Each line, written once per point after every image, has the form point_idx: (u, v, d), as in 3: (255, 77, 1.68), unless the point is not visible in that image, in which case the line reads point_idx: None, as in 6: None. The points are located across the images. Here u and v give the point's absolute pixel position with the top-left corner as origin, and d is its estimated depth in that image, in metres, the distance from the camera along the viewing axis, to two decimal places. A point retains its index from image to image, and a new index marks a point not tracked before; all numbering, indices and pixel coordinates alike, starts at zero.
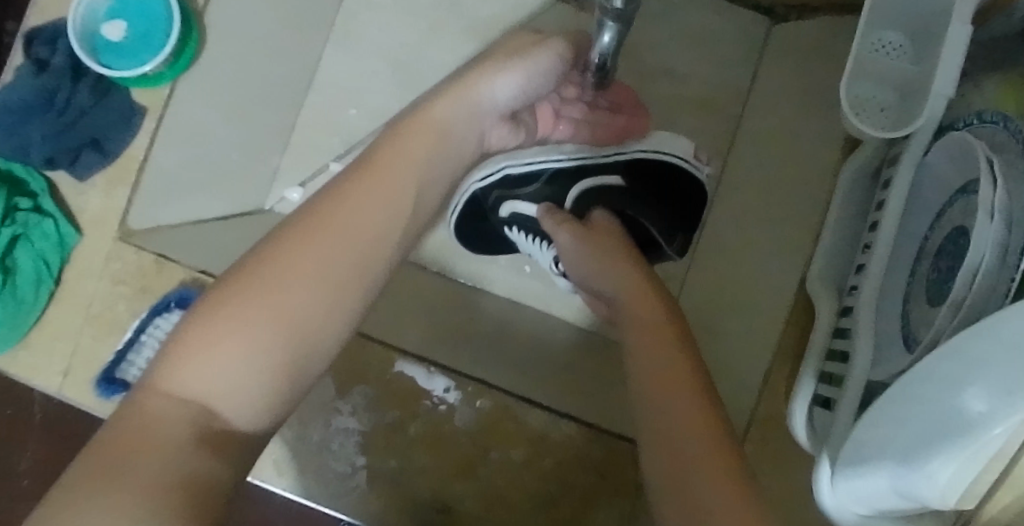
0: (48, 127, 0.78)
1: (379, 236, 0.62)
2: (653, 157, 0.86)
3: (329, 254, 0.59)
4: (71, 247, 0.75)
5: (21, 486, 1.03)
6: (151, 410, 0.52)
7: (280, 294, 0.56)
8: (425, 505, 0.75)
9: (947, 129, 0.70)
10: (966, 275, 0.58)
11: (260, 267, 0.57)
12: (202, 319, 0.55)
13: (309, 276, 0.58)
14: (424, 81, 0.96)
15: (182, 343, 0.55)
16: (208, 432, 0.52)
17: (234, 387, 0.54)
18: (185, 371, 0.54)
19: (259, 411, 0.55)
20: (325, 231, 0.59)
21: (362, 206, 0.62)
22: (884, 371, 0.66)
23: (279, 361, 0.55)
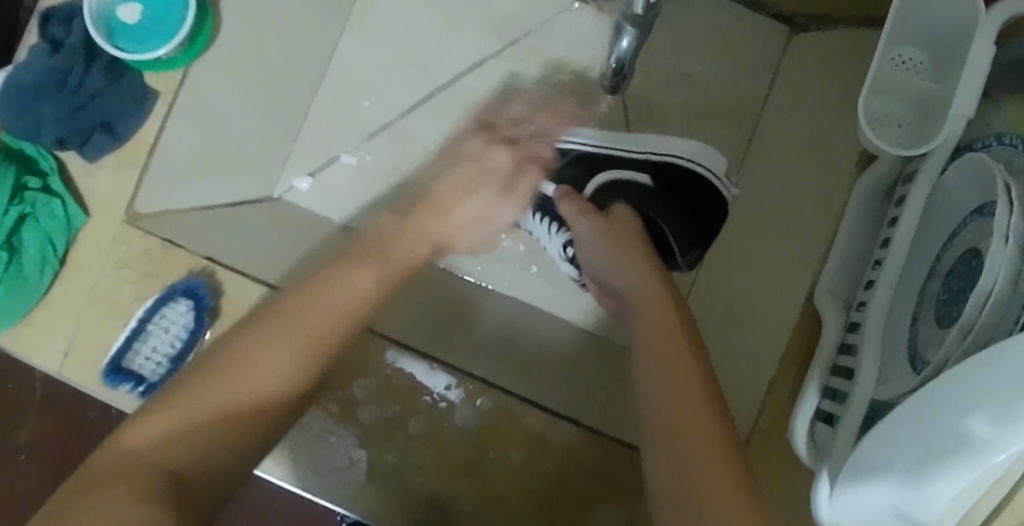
0: (60, 107, 0.76)
1: (350, 322, 0.65)
2: (687, 165, 0.88)
3: (298, 337, 0.61)
4: (77, 228, 0.75)
5: (18, 462, 1.03)
6: (118, 459, 0.54)
7: (250, 370, 0.59)
8: (422, 502, 0.75)
9: (965, 149, 0.69)
10: (977, 299, 0.57)
11: (236, 345, 0.60)
12: (180, 386, 0.57)
13: (279, 355, 0.60)
14: (440, 76, 0.95)
15: (151, 406, 0.57)
16: (171, 486, 0.54)
17: (197, 449, 0.56)
18: (149, 427, 0.55)
19: (218, 470, 0.56)
20: (299, 316, 0.62)
21: (333, 298, 0.65)
22: (888, 390, 0.65)
23: (242, 433, 0.57)
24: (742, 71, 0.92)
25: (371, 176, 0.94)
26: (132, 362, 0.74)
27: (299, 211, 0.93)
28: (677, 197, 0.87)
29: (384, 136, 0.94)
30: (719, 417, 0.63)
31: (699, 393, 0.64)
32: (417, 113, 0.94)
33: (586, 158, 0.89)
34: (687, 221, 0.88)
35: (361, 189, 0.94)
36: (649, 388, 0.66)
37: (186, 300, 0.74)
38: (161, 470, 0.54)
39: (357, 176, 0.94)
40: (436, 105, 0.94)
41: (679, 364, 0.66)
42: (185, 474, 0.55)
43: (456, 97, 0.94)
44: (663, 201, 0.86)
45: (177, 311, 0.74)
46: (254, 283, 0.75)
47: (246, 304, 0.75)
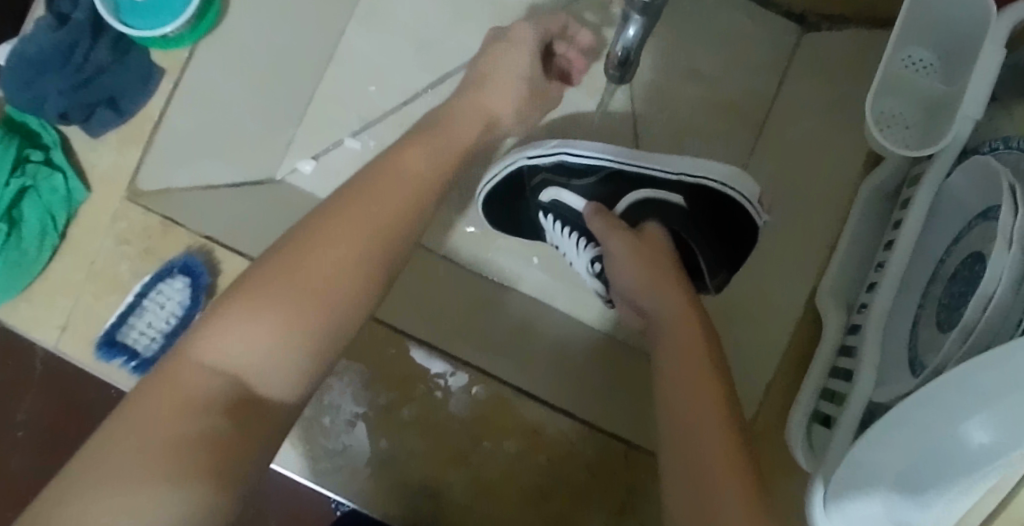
0: (65, 81, 0.76)
1: (408, 217, 0.66)
2: (720, 188, 0.82)
3: (363, 230, 0.63)
4: (78, 203, 0.75)
5: (15, 438, 1.03)
6: (183, 372, 0.56)
7: (307, 272, 0.60)
8: (415, 489, 0.74)
9: (971, 153, 0.68)
10: (979, 301, 0.56)
11: (303, 244, 0.61)
12: (239, 298, 0.59)
13: (339, 250, 0.62)
14: (447, 63, 0.94)
15: (219, 314, 0.58)
16: (236, 394, 0.56)
17: (264, 356, 0.57)
18: (217, 337, 0.57)
19: (287, 380, 0.58)
20: (360, 208, 0.64)
21: (386, 193, 0.66)
22: (886, 392, 0.64)
23: (309, 336, 0.59)
24: (751, 68, 0.91)
25: (375, 161, 0.93)
26: (126, 337, 0.73)
27: (301, 194, 0.92)
28: (711, 220, 0.82)
29: (389, 122, 0.94)
30: (730, 424, 0.62)
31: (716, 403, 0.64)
32: (423, 100, 0.94)
33: (611, 175, 0.86)
34: (722, 244, 0.82)
35: None
36: (666, 389, 0.66)
37: (183, 278, 0.74)
38: (226, 376, 0.56)
39: (362, 161, 0.93)
40: (443, 92, 0.94)
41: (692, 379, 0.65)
42: (252, 383, 0.57)
43: (463, 84, 0.94)
44: (694, 218, 0.81)
45: (173, 287, 0.74)
46: (252, 263, 0.75)
47: None
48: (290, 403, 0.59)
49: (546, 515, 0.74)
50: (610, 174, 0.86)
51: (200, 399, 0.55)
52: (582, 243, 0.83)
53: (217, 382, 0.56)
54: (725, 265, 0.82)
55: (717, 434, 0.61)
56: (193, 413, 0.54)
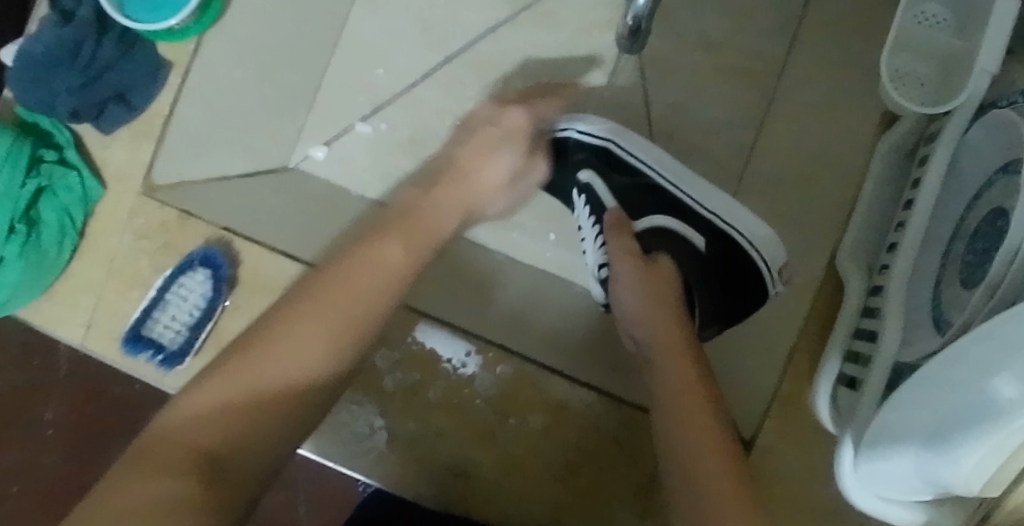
0: (73, 79, 0.76)
1: (376, 301, 0.60)
2: (747, 251, 0.78)
3: (331, 325, 0.58)
4: (95, 201, 0.77)
5: (45, 435, 1.04)
6: (151, 454, 0.53)
7: (270, 365, 0.56)
8: (443, 470, 0.76)
9: (989, 107, 0.67)
10: (1003, 259, 0.56)
11: (278, 329, 0.57)
12: (208, 383, 0.55)
13: (306, 336, 0.57)
14: (452, 44, 0.89)
15: (185, 396, 0.55)
16: (202, 468, 0.53)
17: (231, 443, 0.54)
18: (185, 421, 0.54)
19: (255, 468, 0.55)
20: (330, 306, 0.59)
21: (362, 278, 0.61)
22: (912, 351, 0.64)
23: (280, 428, 0.56)
24: (762, 29, 0.87)
25: (388, 145, 0.89)
26: (151, 330, 0.75)
27: (314, 182, 0.89)
28: (724, 273, 0.79)
29: (399, 104, 0.89)
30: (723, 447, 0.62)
31: (693, 407, 0.65)
32: (431, 81, 0.89)
33: (647, 185, 0.82)
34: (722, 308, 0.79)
35: (377, 159, 0.89)
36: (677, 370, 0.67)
37: (203, 269, 0.75)
38: (197, 452, 0.53)
39: (372, 145, 0.89)
40: (449, 73, 0.89)
41: (687, 378, 0.67)
42: (222, 464, 0.54)
43: (471, 63, 0.89)
44: (705, 269, 0.80)
45: (195, 280, 0.75)
46: (271, 253, 0.76)
47: (264, 274, 0.75)
48: (261, 477, 0.55)
49: (574, 489, 0.75)
50: (645, 184, 0.82)
51: (167, 478, 0.52)
52: (598, 239, 0.81)
53: (192, 454, 0.53)
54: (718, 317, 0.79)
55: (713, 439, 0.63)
56: (167, 478, 0.52)
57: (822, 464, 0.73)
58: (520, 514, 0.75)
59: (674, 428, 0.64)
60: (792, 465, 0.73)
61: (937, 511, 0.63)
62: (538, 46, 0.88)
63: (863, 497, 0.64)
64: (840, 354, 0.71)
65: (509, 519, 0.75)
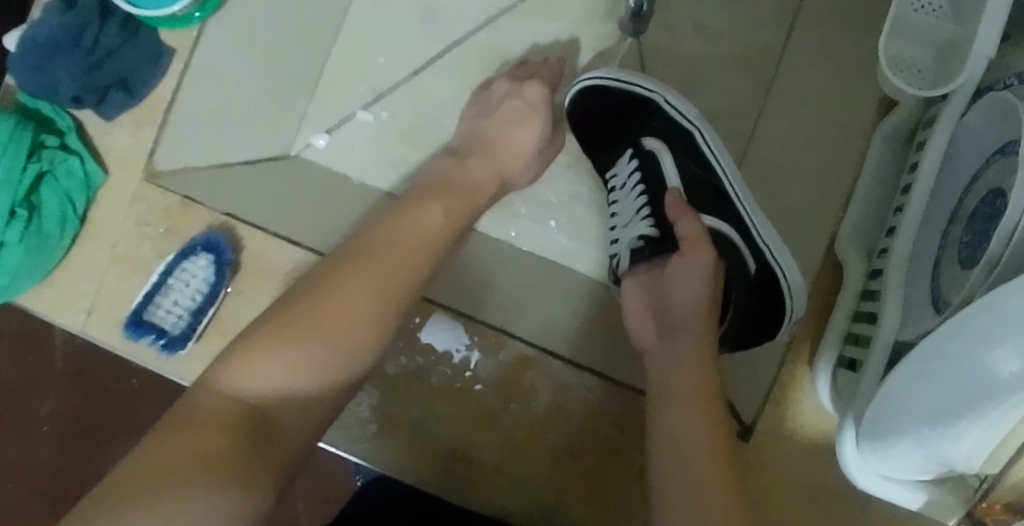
0: (76, 64, 0.76)
1: (421, 257, 0.67)
2: (784, 294, 0.75)
3: (380, 279, 0.64)
4: (97, 187, 0.77)
5: (41, 432, 1.02)
6: (207, 402, 0.58)
7: (325, 320, 0.61)
8: (445, 455, 0.76)
9: (985, 91, 0.68)
10: (1002, 233, 0.56)
11: (336, 286, 0.63)
12: (269, 332, 0.60)
13: (359, 293, 0.63)
14: (454, 33, 0.89)
15: (245, 342, 0.60)
16: (254, 421, 0.58)
17: (280, 391, 0.59)
18: (247, 369, 0.59)
19: (303, 417, 0.60)
20: (371, 267, 0.64)
21: (403, 241, 0.67)
22: (912, 330, 0.65)
23: (324, 379, 0.60)
24: (759, 20, 0.88)
25: (389, 133, 0.89)
26: (154, 315, 0.75)
27: (317, 170, 0.89)
28: (761, 302, 0.77)
29: (400, 94, 0.89)
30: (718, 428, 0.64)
31: (705, 398, 0.66)
32: (431, 71, 0.89)
33: (713, 187, 0.81)
34: (746, 322, 0.78)
35: (380, 147, 0.89)
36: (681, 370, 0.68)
37: (206, 254, 0.75)
38: (245, 407, 0.58)
39: (373, 134, 0.89)
40: (449, 62, 0.89)
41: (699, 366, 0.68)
42: (269, 413, 0.59)
43: (472, 53, 0.89)
44: (750, 293, 0.78)
45: (197, 265, 0.75)
46: (274, 238, 0.76)
47: (266, 259, 0.75)
48: (308, 428, 0.60)
49: (576, 473, 0.75)
50: (705, 181, 0.81)
51: (220, 425, 0.57)
52: (643, 213, 0.80)
53: (237, 410, 0.58)
54: (732, 335, 0.79)
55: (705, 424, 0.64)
56: (212, 434, 0.56)
57: (822, 446, 0.73)
58: (521, 499, 0.75)
59: (663, 402, 0.67)
60: (791, 447, 0.74)
61: (936, 489, 0.65)
62: (538, 35, 0.88)
63: (863, 478, 0.64)
64: (840, 337, 0.71)
65: (511, 505, 0.75)
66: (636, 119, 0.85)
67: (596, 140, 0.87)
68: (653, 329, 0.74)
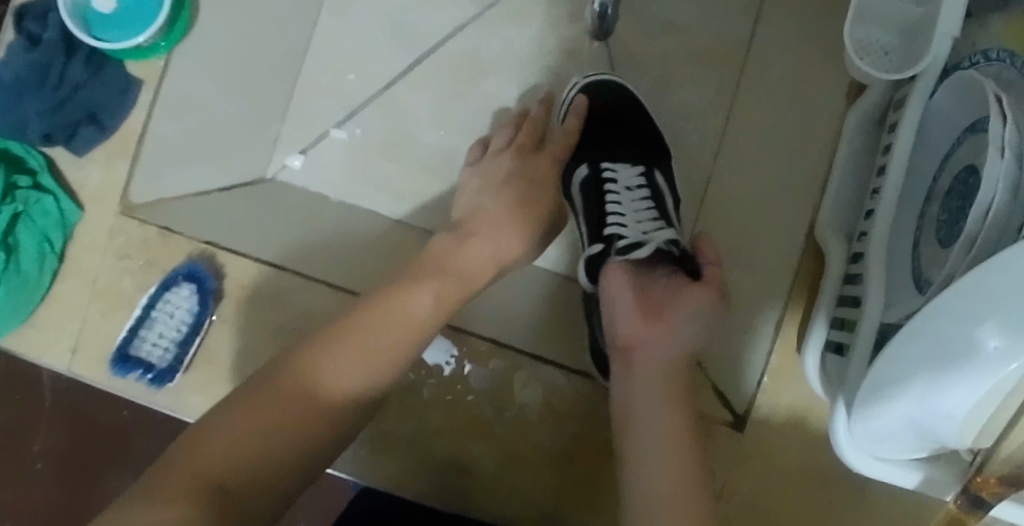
0: (43, 103, 0.77)
1: (416, 336, 0.63)
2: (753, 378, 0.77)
3: (372, 357, 0.60)
4: (72, 223, 0.77)
5: (34, 471, 0.99)
6: (169, 471, 0.53)
7: (303, 392, 0.57)
8: (442, 467, 0.76)
9: (952, 70, 0.69)
10: (978, 211, 0.56)
11: (328, 351, 0.60)
12: (241, 405, 0.56)
13: (344, 369, 0.59)
14: (421, 44, 0.87)
15: (222, 411, 0.56)
16: (211, 496, 0.52)
17: (244, 464, 0.54)
18: (222, 435, 0.55)
19: (262, 498, 0.55)
20: (369, 334, 0.61)
21: (395, 315, 0.63)
22: (897, 311, 0.65)
23: (297, 449, 0.56)
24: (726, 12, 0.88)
25: (364, 150, 0.87)
26: (139, 349, 0.75)
27: (298, 194, 0.86)
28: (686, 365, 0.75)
29: (373, 109, 0.87)
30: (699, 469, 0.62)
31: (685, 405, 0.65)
32: (404, 83, 0.87)
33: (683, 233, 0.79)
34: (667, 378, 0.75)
35: (356, 164, 0.86)
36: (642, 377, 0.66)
37: (187, 284, 0.76)
38: (207, 480, 0.53)
39: (348, 151, 0.87)
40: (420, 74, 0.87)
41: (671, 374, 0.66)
42: (225, 485, 0.53)
43: (440, 65, 0.87)
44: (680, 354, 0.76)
45: (180, 296, 0.75)
46: (258, 265, 0.77)
47: (255, 286, 0.76)
48: (264, 510, 0.55)
49: (573, 477, 0.75)
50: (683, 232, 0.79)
51: (174, 503, 0.52)
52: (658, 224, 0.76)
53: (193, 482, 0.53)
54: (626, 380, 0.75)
55: (670, 418, 0.63)
56: (166, 508, 0.51)
57: (815, 429, 0.75)
58: (522, 507, 0.75)
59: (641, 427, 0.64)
60: (783, 431, 0.76)
61: (931, 467, 0.65)
62: (509, 41, 0.87)
63: (857, 458, 0.65)
64: (827, 322, 0.72)
65: (511, 515, 0.75)
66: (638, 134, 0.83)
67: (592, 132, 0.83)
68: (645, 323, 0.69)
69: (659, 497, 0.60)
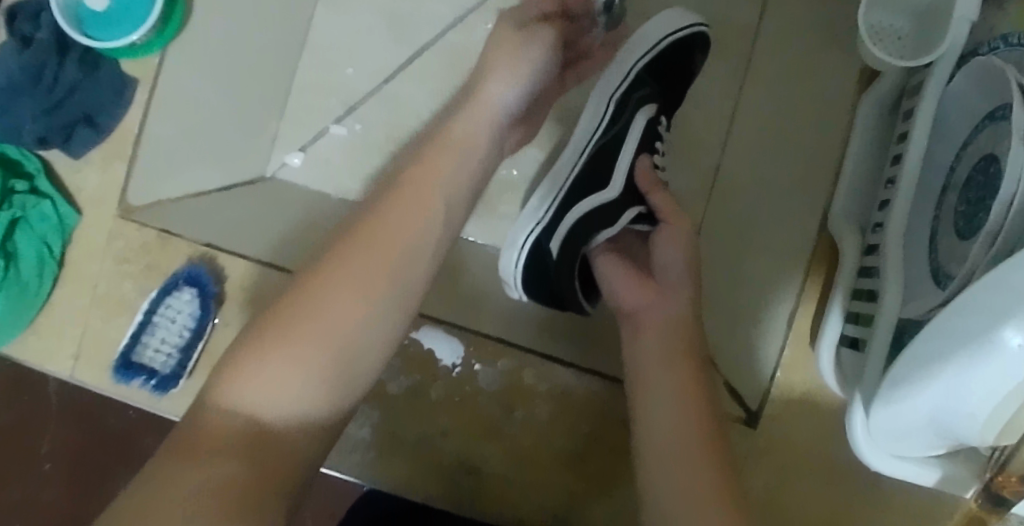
0: (37, 104, 0.77)
1: (410, 240, 0.60)
2: (759, 368, 0.76)
3: (379, 264, 0.59)
4: (71, 228, 0.76)
5: (44, 471, 0.97)
6: (206, 426, 0.53)
7: (322, 316, 0.56)
8: (453, 469, 0.75)
9: (970, 55, 0.67)
10: (1002, 203, 0.54)
11: (329, 269, 0.58)
12: (259, 345, 0.55)
13: (354, 287, 0.58)
14: (421, 35, 0.85)
15: (244, 352, 0.55)
16: (257, 442, 0.53)
17: (282, 407, 0.54)
18: (249, 377, 0.54)
19: (312, 432, 0.55)
20: (376, 243, 0.59)
21: (403, 216, 0.61)
22: (916, 307, 0.63)
23: (330, 378, 0.56)
24: None
25: (366, 146, 0.85)
26: (142, 356, 0.74)
27: (298, 192, 0.84)
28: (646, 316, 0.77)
29: (373, 103, 0.85)
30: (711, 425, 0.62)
31: (691, 369, 0.64)
32: (405, 75, 0.85)
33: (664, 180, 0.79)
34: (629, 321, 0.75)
35: (358, 161, 0.85)
36: (649, 339, 0.66)
37: (189, 288, 0.74)
38: (253, 425, 0.53)
39: (349, 148, 0.85)
40: (420, 66, 0.85)
41: (675, 327, 0.66)
42: (268, 430, 0.53)
43: (441, 57, 0.85)
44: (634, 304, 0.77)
45: (182, 300, 0.74)
46: (260, 266, 0.75)
47: (256, 288, 0.75)
48: (316, 436, 0.55)
49: (585, 476, 0.74)
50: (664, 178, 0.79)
51: (222, 456, 0.51)
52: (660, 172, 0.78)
53: (239, 438, 0.52)
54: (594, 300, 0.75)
55: (681, 384, 0.64)
56: (213, 461, 0.51)
57: (831, 426, 0.74)
58: (534, 507, 0.74)
59: (648, 383, 0.65)
60: (797, 428, 0.74)
61: (952, 462, 0.64)
62: None
63: (872, 455, 0.64)
64: (841, 316, 0.70)
65: (523, 514, 0.74)
66: (678, 85, 0.81)
67: (656, 68, 0.78)
68: (639, 285, 0.70)
69: (684, 469, 0.60)
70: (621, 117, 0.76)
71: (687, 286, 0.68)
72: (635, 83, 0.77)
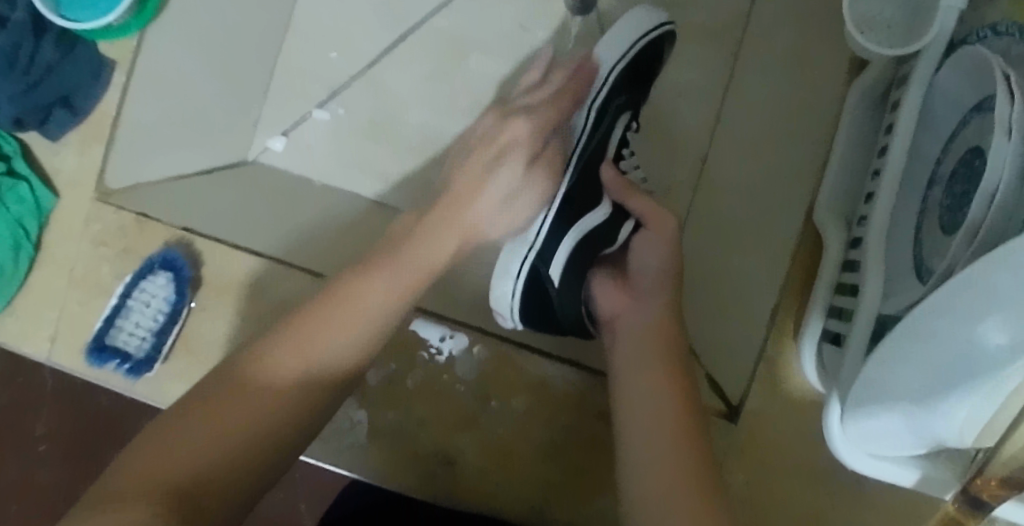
0: (12, 86, 0.76)
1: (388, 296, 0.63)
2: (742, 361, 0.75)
3: (352, 319, 0.61)
4: (48, 211, 0.76)
5: (37, 453, 0.97)
6: (149, 459, 0.52)
7: (290, 360, 0.58)
8: (429, 459, 0.74)
9: (959, 45, 0.65)
10: (983, 196, 0.53)
11: (305, 319, 0.60)
12: (221, 385, 0.56)
13: (326, 336, 0.60)
14: (406, 19, 0.84)
15: (201, 393, 0.55)
16: (194, 478, 0.52)
17: (230, 446, 0.54)
18: (202, 417, 0.54)
19: (251, 474, 0.54)
20: (355, 294, 0.62)
21: (391, 271, 0.64)
22: (897, 303, 0.61)
23: (286, 421, 0.56)
24: None
25: (351, 132, 0.84)
26: (116, 339, 0.73)
27: (280, 177, 0.83)
28: None
29: (358, 88, 0.84)
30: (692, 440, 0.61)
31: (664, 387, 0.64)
32: (388, 61, 0.84)
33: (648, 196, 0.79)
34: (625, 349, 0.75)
35: (343, 147, 0.83)
36: (628, 357, 0.67)
37: (164, 272, 0.74)
38: (199, 460, 0.53)
39: (332, 133, 0.84)
40: (405, 51, 0.84)
41: (649, 351, 0.66)
42: (209, 468, 0.53)
43: (426, 42, 0.84)
44: None
45: (156, 284, 0.74)
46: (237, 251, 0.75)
47: (232, 273, 0.74)
48: (259, 477, 0.55)
49: (562, 468, 0.73)
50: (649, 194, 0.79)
51: (161, 490, 0.51)
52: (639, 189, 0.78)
53: (179, 474, 0.52)
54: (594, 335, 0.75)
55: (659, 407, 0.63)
56: (151, 493, 0.51)
57: (813, 421, 0.73)
58: (509, 498, 0.73)
59: (624, 389, 0.65)
60: (779, 423, 0.73)
61: (930, 465, 0.62)
62: (496, 18, 0.83)
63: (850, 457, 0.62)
64: (823, 311, 0.69)
65: (498, 506, 0.74)
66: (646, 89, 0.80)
67: (628, 72, 0.77)
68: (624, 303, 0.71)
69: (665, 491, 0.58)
70: (602, 124, 0.75)
71: (661, 293, 0.69)
72: (610, 93, 0.76)
